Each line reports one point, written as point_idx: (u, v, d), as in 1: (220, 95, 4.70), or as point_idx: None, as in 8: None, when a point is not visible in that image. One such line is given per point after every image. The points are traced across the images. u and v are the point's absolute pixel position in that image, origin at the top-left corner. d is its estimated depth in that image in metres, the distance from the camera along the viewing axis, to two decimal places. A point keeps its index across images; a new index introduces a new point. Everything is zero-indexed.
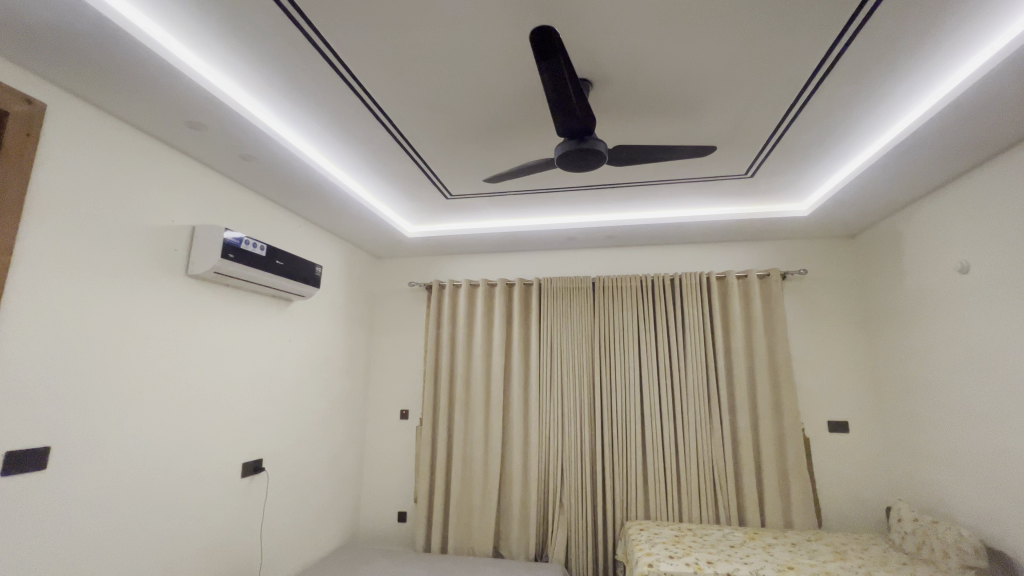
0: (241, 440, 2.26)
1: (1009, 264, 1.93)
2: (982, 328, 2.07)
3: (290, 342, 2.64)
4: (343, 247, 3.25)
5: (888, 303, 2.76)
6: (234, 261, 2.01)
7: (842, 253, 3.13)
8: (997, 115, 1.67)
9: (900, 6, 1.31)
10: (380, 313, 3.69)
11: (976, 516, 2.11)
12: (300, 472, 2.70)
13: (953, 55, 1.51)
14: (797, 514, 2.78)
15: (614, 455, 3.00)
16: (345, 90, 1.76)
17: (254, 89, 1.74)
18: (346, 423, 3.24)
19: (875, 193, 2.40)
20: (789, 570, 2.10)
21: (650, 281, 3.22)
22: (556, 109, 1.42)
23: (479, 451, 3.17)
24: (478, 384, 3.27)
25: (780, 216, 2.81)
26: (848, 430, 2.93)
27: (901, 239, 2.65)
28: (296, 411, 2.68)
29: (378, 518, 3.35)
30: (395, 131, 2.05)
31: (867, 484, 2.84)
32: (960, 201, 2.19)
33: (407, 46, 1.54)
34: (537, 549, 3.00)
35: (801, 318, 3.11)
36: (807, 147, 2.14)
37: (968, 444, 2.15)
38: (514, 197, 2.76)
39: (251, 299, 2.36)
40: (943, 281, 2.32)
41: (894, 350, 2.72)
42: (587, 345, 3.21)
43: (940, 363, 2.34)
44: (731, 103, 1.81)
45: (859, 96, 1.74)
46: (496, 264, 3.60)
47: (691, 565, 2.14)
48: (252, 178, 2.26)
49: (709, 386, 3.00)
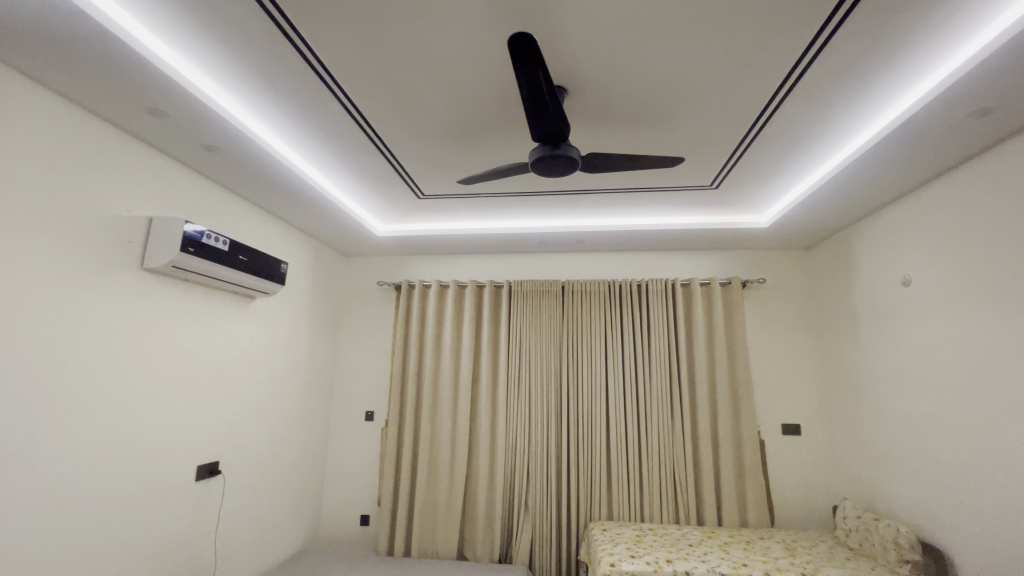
0: (196, 442, 2.16)
1: (947, 278, 2.09)
2: (922, 337, 2.22)
3: (251, 341, 2.55)
4: (309, 244, 3.17)
5: (839, 312, 2.93)
6: (194, 256, 1.93)
7: (797, 264, 3.30)
8: (937, 139, 1.82)
9: (854, 35, 1.42)
10: (347, 312, 3.61)
11: (913, 513, 2.26)
12: (259, 475, 2.60)
13: (899, 83, 1.64)
14: (752, 514, 2.89)
15: (579, 458, 3.05)
16: (318, 85, 1.72)
17: (223, 79, 1.68)
18: (309, 424, 3.15)
19: (829, 208, 2.54)
20: (743, 567, 2.19)
21: (618, 287, 3.29)
22: (532, 114, 1.43)
23: (445, 454, 3.15)
24: (446, 386, 3.25)
25: (742, 227, 2.94)
26: (800, 432, 3.08)
27: (851, 252, 2.81)
28: (255, 412, 2.59)
29: (339, 523, 3.27)
30: (370, 131, 2.04)
31: (817, 483, 2.99)
32: (904, 220, 2.36)
33: (386, 45, 1.52)
34: (502, 551, 3.00)
35: (760, 325, 3.25)
36: (768, 161, 2.25)
37: (907, 445, 2.31)
38: (487, 200, 2.77)
39: (211, 295, 2.26)
40: (887, 292, 2.48)
41: (843, 357, 2.88)
42: (555, 348, 3.25)
43: (884, 370, 2.49)
44: (701, 115, 1.88)
45: (818, 115, 1.84)
46: (467, 265, 3.59)
47: (652, 565, 2.20)
48: (216, 170, 2.17)
49: (673, 389, 3.09)
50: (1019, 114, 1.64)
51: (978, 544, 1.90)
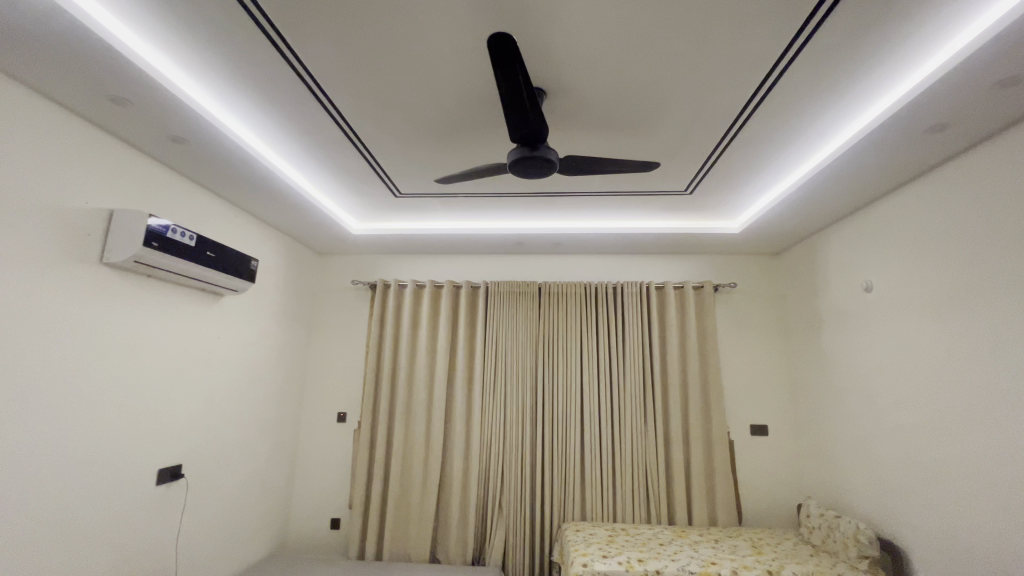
0: (157, 445, 2.07)
1: (905, 285, 2.19)
2: (883, 340, 2.32)
3: (219, 340, 2.47)
4: (282, 241, 3.09)
5: (805, 316, 3.03)
6: (157, 251, 1.87)
7: (766, 270, 3.39)
8: (898, 151, 1.90)
9: (823, 47, 1.47)
10: (320, 311, 3.54)
11: (872, 511, 2.35)
12: (224, 479, 2.52)
13: (865, 95, 1.71)
14: (721, 512, 2.95)
15: (554, 460, 3.05)
16: (293, 79, 1.68)
17: (192, 69, 1.62)
18: (279, 426, 3.07)
19: (796, 215, 2.63)
20: (712, 565, 2.23)
21: (594, 289, 3.32)
22: (511, 115, 1.43)
23: (419, 456, 3.11)
24: (421, 387, 3.22)
25: (714, 232, 3.01)
26: (768, 433, 3.16)
27: (817, 259, 2.92)
28: (222, 414, 2.51)
29: (308, 527, 3.19)
30: (347, 128, 2.00)
31: (783, 482, 3.08)
32: (867, 228, 2.46)
33: (364, 42, 1.50)
34: (475, 553, 2.98)
35: (730, 328, 3.33)
36: (739, 169, 2.31)
37: (868, 445, 2.40)
38: (465, 200, 2.76)
39: (176, 291, 2.18)
40: (850, 298, 2.58)
41: (809, 361, 2.97)
42: (531, 350, 3.25)
43: (847, 373, 2.59)
44: (676, 121, 1.92)
45: (788, 124, 1.90)
46: (444, 265, 3.57)
47: (624, 564, 2.22)
48: (183, 162, 2.09)
49: (646, 390, 3.13)
50: (973, 131, 1.73)
51: (932, 538, 1.99)
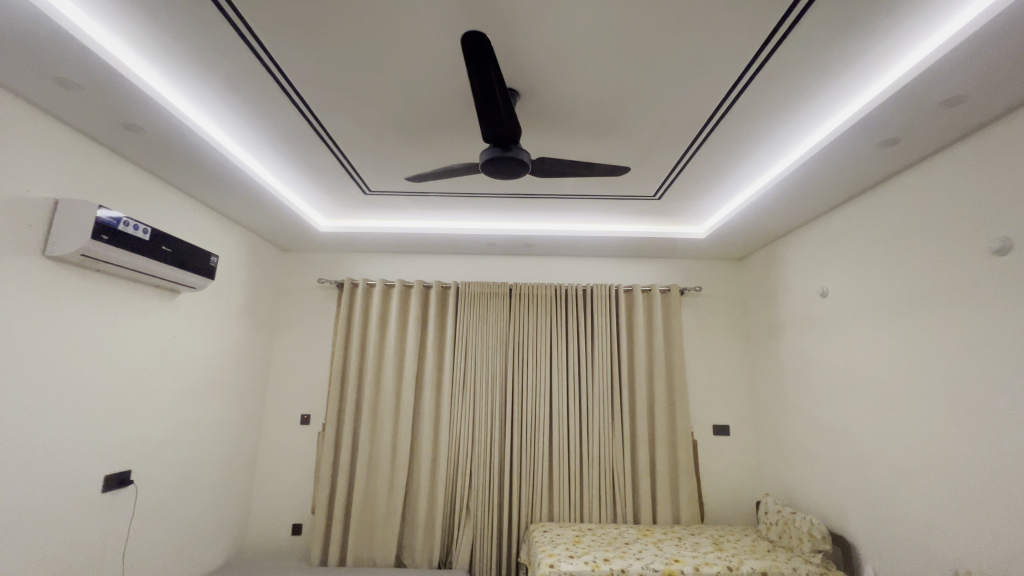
0: (103, 450, 1.95)
1: (858, 291, 2.30)
2: (837, 343, 2.43)
3: (174, 339, 2.35)
4: (244, 237, 2.98)
5: (766, 320, 3.14)
6: (107, 244, 1.76)
7: (730, 274, 3.50)
8: (853, 164, 2.00)
9: (787, 60, 1.53)
10: (284, 310, 3.42)
11: (826, 507, 2.45)
12: (177, 486, 2.40)
13: (825, 108, 1.78)
14: (684, 510, 3.02)
15: (522, 460, 3.06)
16: (259, 69, 1.61)
17: (149, 57, 1.55)
18: (238, 429, 2.95)
19: (758, 222, 2.73)
20: (675, 562, 2.28)
21: (564, 290, 3.35)
22: (484, 115, 1.42)
23: (386, 457, 3.06)
24: (389, 387, 3.16)
25: (681, 237, 3.08)
26: (730, 433, 3.26)
27: (777, 265, 3.03)
28: (176, 417, 2.39)
29: (268, 533, 3.08)
30: (316, 123, 1.95)
31: (743, 481, 3.18)
32: (823, 236, 2.57)
33: (333, 36, 1.46)
34: (442, 556, 2.95)
35: (695, 331, 3.42)
36: (706, 175, 2.37)
37: (823, 443, 2.50)
38: (436, 199, 2.73)
39: (127, 287, 2.06)
40: (808, 303, 2.69)
41: (769, 363, 3.08)
42: (501, 350, 3.25)
43: (805, 375, 2.69)
44: (647, 126, 1.95)
45: (753, 132, 1.96)
46: (414, 265, 3.52)
47: (590, 564, 2.24)
48: (138, 152, 1.99)
49: (613, 391, 3.18)
50: (921, 145, 1.84)
51: (879, 531, 2.09)
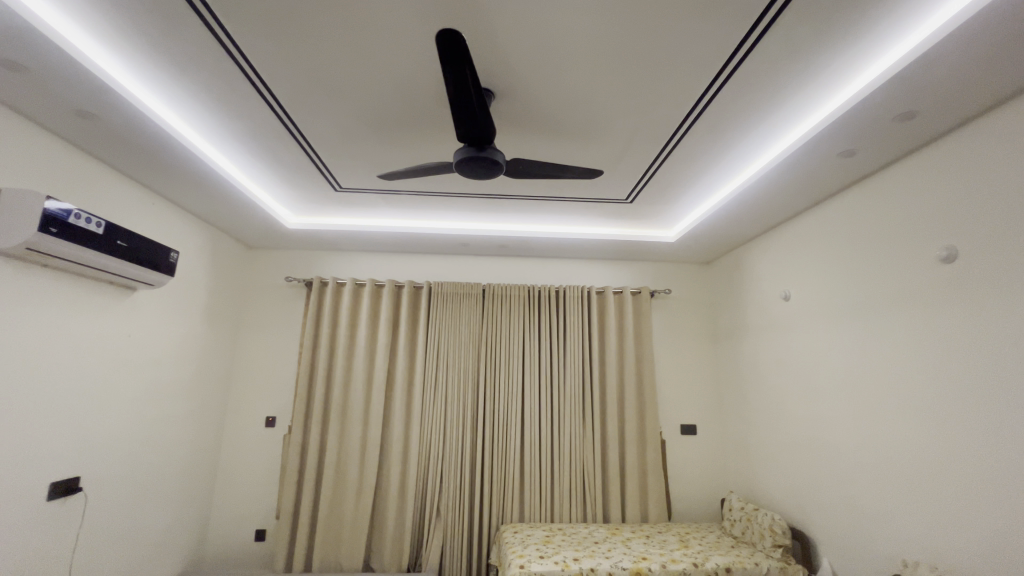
0: (48, 455, 1.83)
1: (818, 295, 2.39)
2: (798, 345, 2.52)
3: (129, 338, 2.24)
4: (207, 232, 2.87)
5: (732, 322, 3.23)
6: (55, 237, 1.66)
7: (698, 278, 3.59)
8: (813, 173, 2.08)
9: (753, 70, 1.58)
10: (249, 309, 3.31)
11: (786, 503, 2.54)
12: (131, 491, 2.29)
13: (788, 118, 1.85)
14: (652, 508, 3.07)
15: (493, 461, 3.05)
16: (225, 61, 1.55)
17: (107, 43, 1.48)
18: (198, 432, 2.83)
19: (725, 227, 2.81)
20: (642, 560, 2.31)
21: (537, 292, 3.36)
22: (458, 113, 1.41)
23: (355, 459, 3.00)
24: (358, 389, 3.10)
25: (651, 240, 3.14)
26: (696, 432, 3.34)
27: (742, 269, 3.13)
28: (132, 421, 2.28)
29: (229, 540, 2.98)
30: (287, 119, 1.90)
31: (709, 479, 3.26)
32: (786, 242, 2.67)
33: (304, 31, 1.43)
34: (411, 560, 2.90)
35: (664, 333, 3.49)
36: (676, 180, 2.43)
37: (784, 442, 2.59)
38: (409, 197, 2.69)
39: (78, 285, 1.96)
40: (771, 306, 2.79)
41: (735, 364, 3.17)
42: (473, 350, 3.24)
43: (768, 376, 2.79)
44: (620, 130, 1.98)
45: (722, 139, 2.02)
46: (386, 264, 3.47)
47: (560, 564, 2.25)
48: (91, 140, 1.88)
49: (585, 392, 3.21)
50: (877, 157, 1.93)
51: (835, 525, 2.19)
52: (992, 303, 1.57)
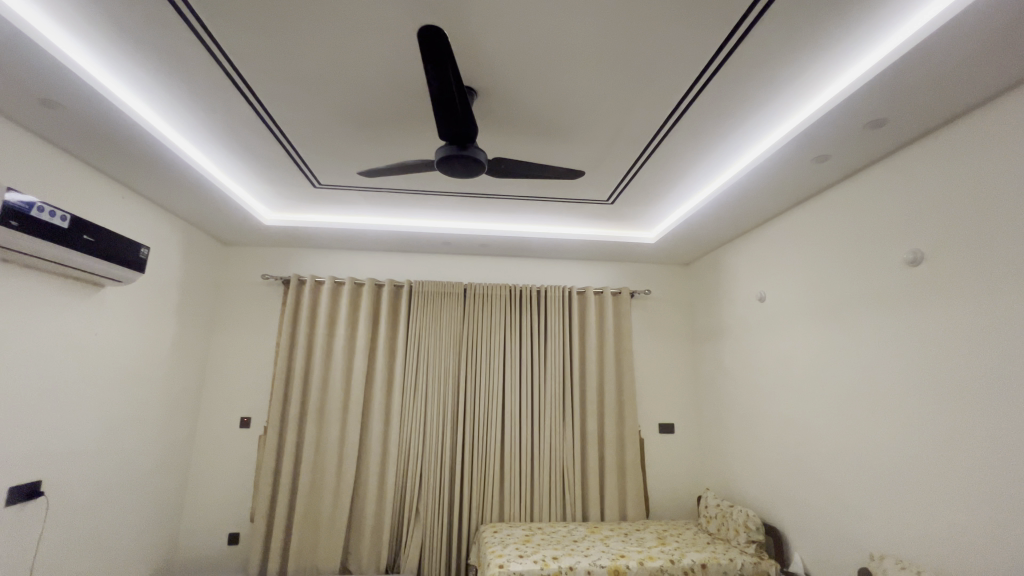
0: (7, 458, 1.75)
1: (793, 296, 2.45)
2: (773, 345, 2.59)
3: (95, 336, 2.16)
4: (180, 227, 2.79)
5: (710, 322, 3.29)
6: (16, 231, 1.59)
7: (677, 278, 3.65)
8: (789, 177, 2.13)
9: (734, 73, 1.61)
10: (223, 307, 3.23)
11: (760, 499, 2.60)
12: (97, 495, 2.20)
13: (765, 122, 1.89)
14: (631, 506, 3.10)
15: (473, 461, 3.04)
16: (199, 52, 1.51)
17: (73, 31, 1.42)
18: (168, 433, 2.75)
19: (703, 229, 2.86)
20: (621, 558, 2.34)
21: (518, 291, 3.37)
22: (440, 110, 1.40)
23: (332, 460, 2.95)
24: (336, 388, 3.06)
25: (631, 241, 3.18)
26: (675, 431, 3.39)
27: (720, 270, 3.18)
28: (98, 422, 2.20)
29: (201, 545, 2.90)
30: (264, 114, 1.86)
31: (686, 476, 3.31)
32: (762, 244, 2.73)
33: (283, 23, 1.39)
34: (389, 561, 2.87)
35: (644, 332, 3.53)
36: (657, 182, 2.46)
37: (759, 439, 2.65)
38: (390, 195, 2.66)
39: (40, 281, 1.88)
40: (747, 307, 2.85)
41: (712, 363, 3.23)
42: (454, 350, 3.22)
43: (744, 375, 2.85)
44: (602, 131, 1.99)
45: (702, 141, 2.05)
46: (366, 262, 3.42)
47: (539, 562, 2.26)
48: (54, 129, 1.80)
49: (565, 391, 3.22)
50: (849, 162, 1.99)
51: (806, 521, 2.25)
52: (957, 304, 1.63)
